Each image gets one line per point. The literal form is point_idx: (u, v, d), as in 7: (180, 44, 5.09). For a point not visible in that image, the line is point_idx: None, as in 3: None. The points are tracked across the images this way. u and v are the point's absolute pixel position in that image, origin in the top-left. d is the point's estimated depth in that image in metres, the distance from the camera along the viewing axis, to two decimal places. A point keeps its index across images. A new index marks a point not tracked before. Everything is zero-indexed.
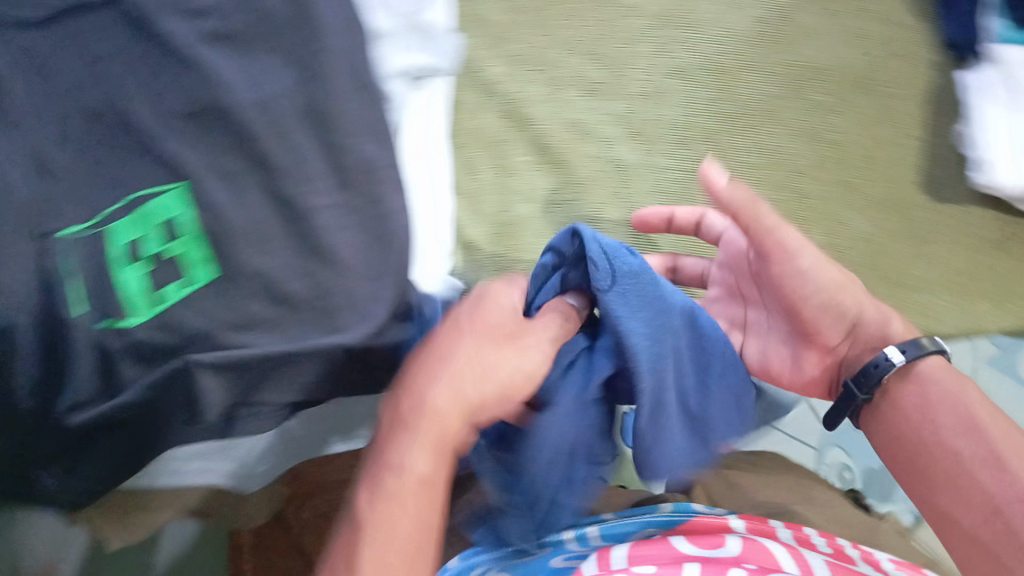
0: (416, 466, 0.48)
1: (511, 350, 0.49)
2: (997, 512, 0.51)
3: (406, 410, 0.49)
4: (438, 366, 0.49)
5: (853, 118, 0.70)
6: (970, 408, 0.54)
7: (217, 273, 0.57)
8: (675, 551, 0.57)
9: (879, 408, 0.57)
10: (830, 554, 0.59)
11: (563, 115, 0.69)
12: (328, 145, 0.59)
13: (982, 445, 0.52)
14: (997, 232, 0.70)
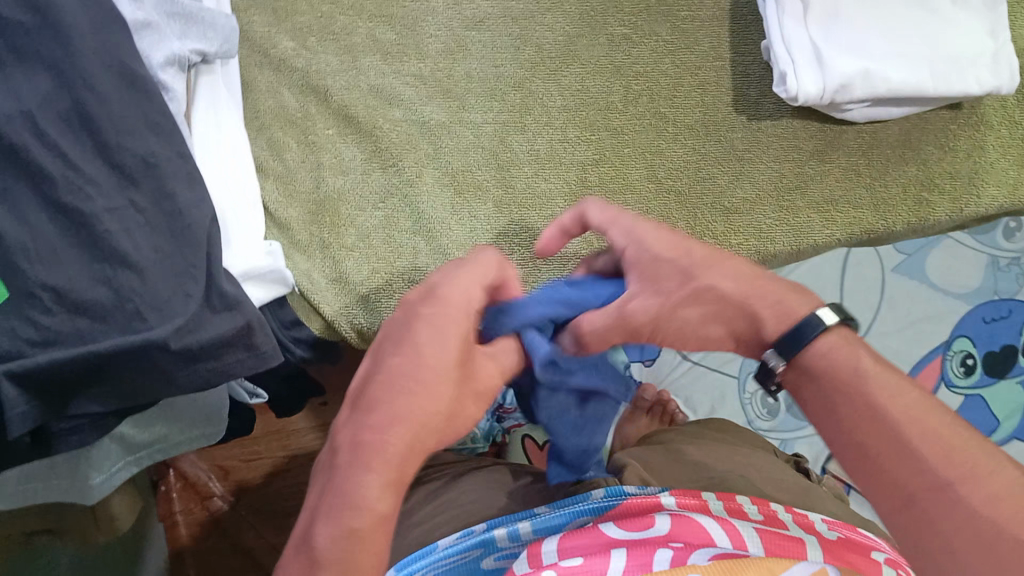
0: (368, 499, 0.40)
1: (445, 360, 0.49)
2: (908, 502, 0.43)
3: (362, 446, 0.41)
4: (410, 381, 0.43)
5: (655, 48, 0.72)
6: (856, 367, 0.47)
7: (7, 294, 0.54)
8: (602, 539, 0.50)
9: (793, 384, 0.49)
10: (761, 522, 0.54)
11: (366, 81, 0.70)
12: (102, 146, 0.58)
13: (883, 425, 0.45)
14: (815, 141, 0.70)
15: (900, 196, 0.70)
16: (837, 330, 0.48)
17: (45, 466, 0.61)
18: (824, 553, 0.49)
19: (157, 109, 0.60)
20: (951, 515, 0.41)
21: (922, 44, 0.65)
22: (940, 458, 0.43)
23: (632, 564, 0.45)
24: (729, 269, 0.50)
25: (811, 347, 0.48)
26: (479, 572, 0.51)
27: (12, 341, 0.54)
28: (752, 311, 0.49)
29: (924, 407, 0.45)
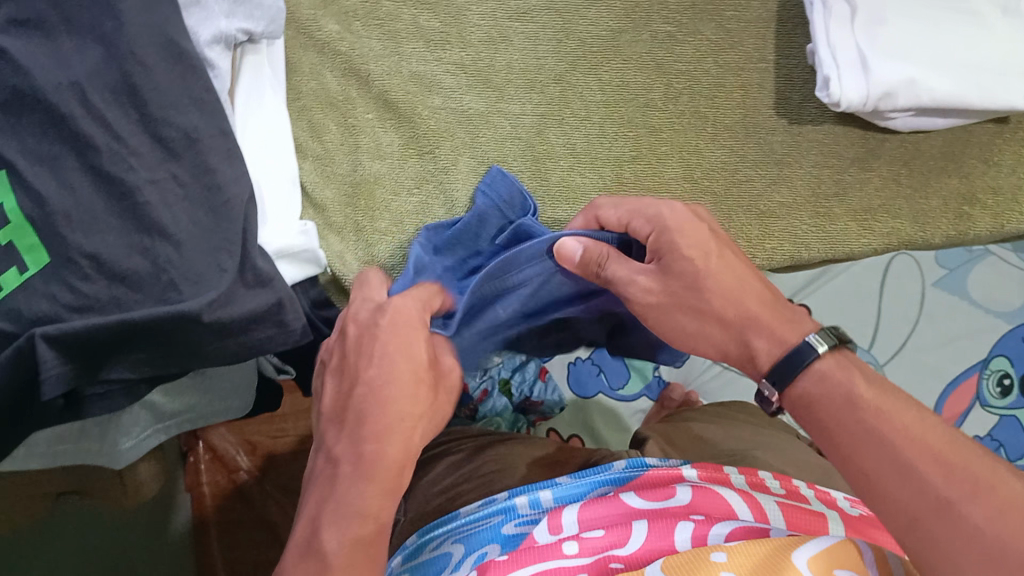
0: (369, 507, 0.50)
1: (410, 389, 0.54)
2: (913, 523, 0.44)
3: (364, 462, 0.51)
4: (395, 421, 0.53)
5: (698, 46, 0.71)
6: (848, 394, 0.49)
7: (47, 259, 0.56)
8: (627, 511, 0.53)
9: (795, 402, 0.52)
10: (783, 495, 0.57)
11: (407, 67, 0.70)
12: (147, 120, 0.59)
13: (887, 453, 0.46)
14: (856, 148, 0.70)
15: (940, 208, 0.69)
16: (831, 355, 0.51)
17: (79, 428, 0.62)
18: (843, 527, 0.54)
19: (201, 87, 0.61)
20: (954, 530, 0.42)
21: (968, 54, 0.64)
22: (943, 480, 0.44)
23: (653, 535, 0.49)
24: (746, 284, 0.54)
25: (810, 368, 0.51)
26: (498, 538, 0.53)
27: (52, 305, 0.56)
28: (748, 337, 0.53)
29: (921, 427, 0.47)
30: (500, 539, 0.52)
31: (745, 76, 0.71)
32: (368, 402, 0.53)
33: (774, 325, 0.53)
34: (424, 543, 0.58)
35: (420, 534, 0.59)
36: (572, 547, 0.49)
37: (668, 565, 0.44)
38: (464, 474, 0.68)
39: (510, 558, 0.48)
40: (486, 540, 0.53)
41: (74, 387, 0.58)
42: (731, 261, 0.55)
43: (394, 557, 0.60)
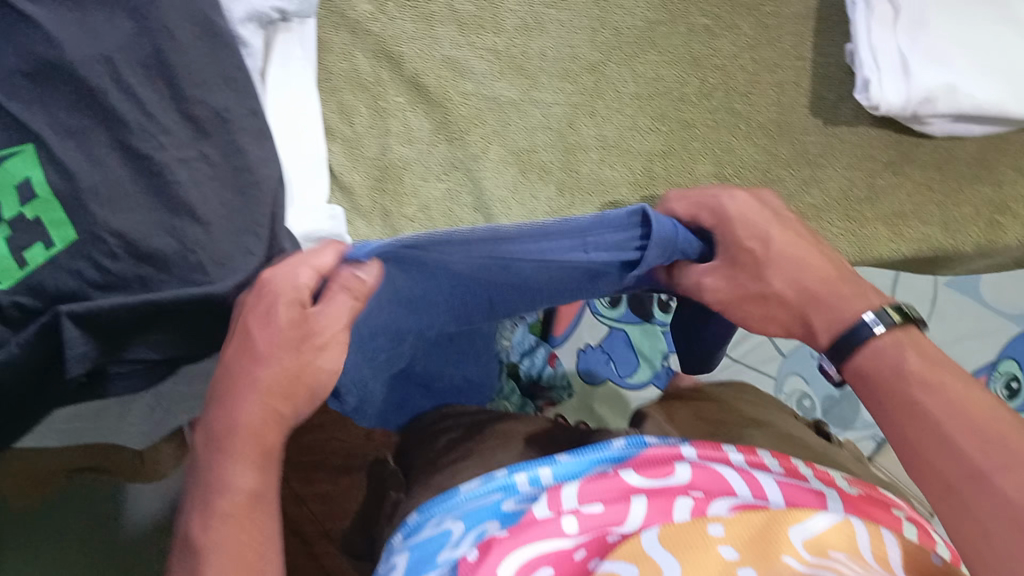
0: (234, 479, 0.46)
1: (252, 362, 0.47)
2: (949, 489, 0.40)
3: (219, 436, 0.47)
4: (244, 388, 0.47)
5: (735, 41, 0.71)
6: (899, 367, 0.45)
7: (74, 235, 0.55)
8: (623, 486, 0.45)
9: (855, 370, 0.47)
10: (783, 472, 0.50)
11: (440, 52, 0.69)
12: (178, 98, 0.58)
13: (928, 419, 0.42)
14: (889, 151, 0.69)
15: (969, 214, 0.68)
16: (891, 331, 0.46)
17: (101, 405, 0.62)
18: (842, 505, 0.46)
19: (234, 65, 0.60)
20: (989, 501, 0.38)
21: (1011, 63, 0.64)
22: (982, 448, 0.40)
23: (654, 511, 0.43)
24: (804, 261, 0.50)
25: (861, 348, 0.47)
26: (498, 515, 0.46)
27: (76, 282, 0.56)
28: (809, 316, 0.50)
29: (969, 395, 0.42)
30: (500, 518, 0.46)
31: (780, 73, 0.70)
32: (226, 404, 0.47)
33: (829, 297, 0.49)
34: (423, 520, 0.50)
35: (420, 508, 0.52)
36: (571, 525, 0.43)
37: (664, 532, 0.39)
38: (461, 453, 0.64)
39: (509, 535, 0.41)
40: (484, 515, 0.46)
41: (97, 365, 0.58)
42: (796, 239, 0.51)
43: (393, 536, 0.53)
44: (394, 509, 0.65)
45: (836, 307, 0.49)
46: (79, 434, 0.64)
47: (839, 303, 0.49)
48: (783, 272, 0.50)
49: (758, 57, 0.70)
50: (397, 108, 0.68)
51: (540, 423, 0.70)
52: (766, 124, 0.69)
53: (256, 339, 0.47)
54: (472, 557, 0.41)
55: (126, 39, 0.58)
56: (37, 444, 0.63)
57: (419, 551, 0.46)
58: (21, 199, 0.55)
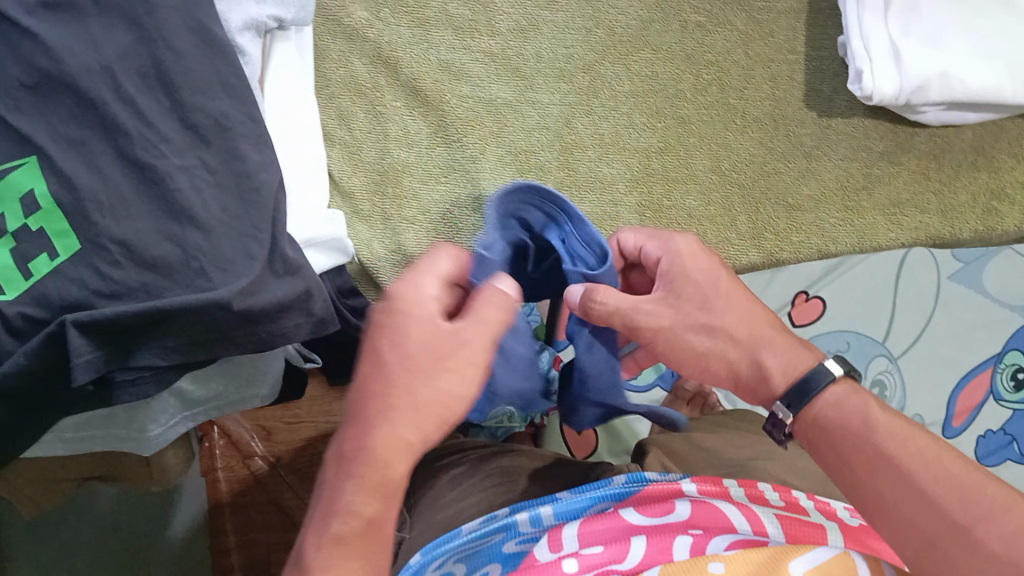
0: (354, 505, 0.42)
1: (378, 379, 0.44)
2: (932, 547, 0.43)
3: (343, 458, 0.43)
4: (380, 409, 0.43)
5: (728, 37, 0.71)
6: (864, 416, 0.48)
7: (77, 245, 0.56)
8: (624, 525, 0.51)
9: (808, 419, 0.50)
10: (782, 506, 0.55)
11: (436, 56, 0.70)
12: (178, 106, 0.59)
13: (900, 473, 0.45)
14: (885, 141, 0.69)
15: (965, 201, 0.69)
16: (841, 381, 0.50)
17: (109, 414, 0.62)
18: (842, 538, 0.52)
19: (232, 72, 0.61)
20: (971, 556, 0.42)
21: (1003, 49, 0.64)
22: (958, 504, 0.44)
23: (654, 548, 0.48)
24: (749, 306, 0.53)
25: (817, 397, 0.50)
26: (500, 557, 0.51)
27: (80, 290, 0.56)
28: (759, 354, 0.52)
29: (934, 450, 0.46)
30: (502, 559, 0.51)
31: (774, 66, 0.71)
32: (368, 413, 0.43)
33: (783, 347, 0.52)
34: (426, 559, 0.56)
35: (421, 551, 0.55)
36: (570, 565, 0.47)
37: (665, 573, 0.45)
38: (466, 488, 0.67)
39: None
40: (486, 559, 0.51)
41: (104, 373, 0.58)
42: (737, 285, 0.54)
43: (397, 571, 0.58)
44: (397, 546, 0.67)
45: (792, 344, 0.53)
46: (89, 443, 0.64)
47: (798, 347, 0.52)
48: (729, 315, 0.52)
49: (750, 51, 0.71)
50: (395, 112, 0.69)
51: (541, 457, 0.73)
52: (761, 119, 0.70)
53: (386, 361, 0.44)
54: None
55: (125, 50, 0.59)
56: (47, 452, 0.63)
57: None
58: (25, 212, 0.56)
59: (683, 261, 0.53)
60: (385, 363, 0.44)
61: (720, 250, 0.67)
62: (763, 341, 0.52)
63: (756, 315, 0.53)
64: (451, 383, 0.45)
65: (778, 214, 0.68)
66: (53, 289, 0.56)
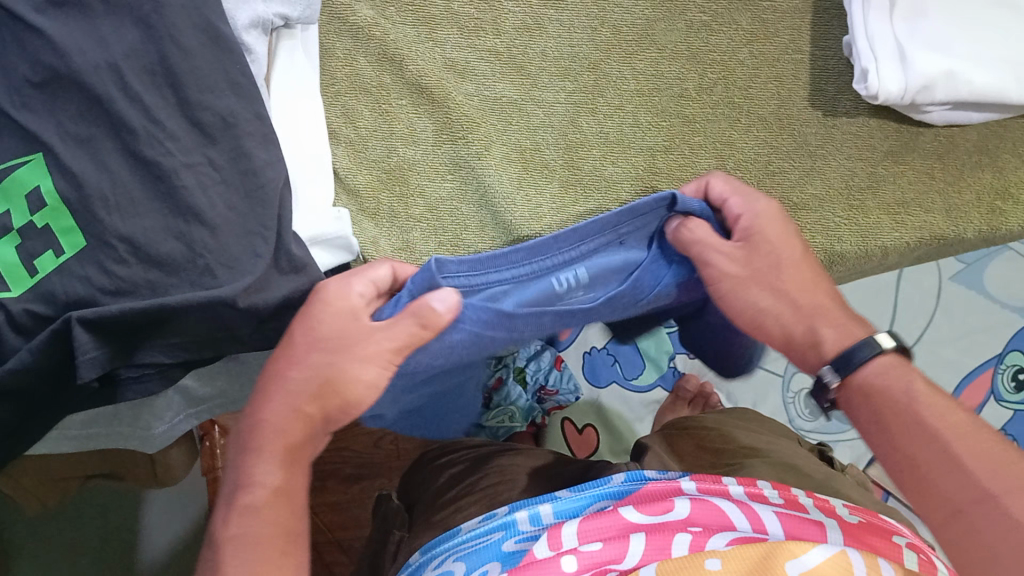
0: (260, 477, 0.52)
1: (291, 369, 0.53)
2: (957, 514, 0.45)
3: (249, 431, 0.53)
4: (279, 393, 0.53)
5: (733, 36, 0.71)
6: (907, 388, 0.50)
7: (83, 242, 0.56)
8: (623, 524, 0.51)
9: (851, 393, 0.52)
10: (782, 505, 0.55)
11: (441, 54, 0.70)
12: (184, 104, 0.59)
13: (936, 445, 0.47)
14: (891, 141, 0.69)
15: (970, 200, 0.69)
16: (890, 354, 0.52)
17: (113, 412, 0.63)
18: (841, 536, 0.51)
19: (239, 70, 0.60)
20: (996, 523, 0.43)
21: (1006, 50, 0.64)
22: (989, 475, 0.45)
23: (651, 548, 0.48)
24: (815, 278, 0.56)
25: (861, 367, 0.51)
26: (500, 556, 0.51)
27: (86, 288, 0.56)
28: (817, 326, 0.54)
29: (969, 424, 0.48)
30: (501, 558, 0.51)
31: (780, 65, 0.71)
32: (266, 389, 0.53)
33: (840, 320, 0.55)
34: (428, 559, 0.57)
35: (424, 551, 0.58)
36: (570, 563, 0.48)
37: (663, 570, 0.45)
38: (464, 487, 0.68)
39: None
40: (487, 558, 0.51)
41: (110, 369, 0.58)
42: (809, 261, 0.57)
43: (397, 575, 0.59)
44: (397, 547, 0.67)
45: (851, 320, 0.55)
46: (92, 440, 0.65)
47: (857, 321, 0.55)
48: (797, 285, 0.56)
49: (756, 50, 0.71)
50: (401, 111, 0.69)
51: (543, 456, 0.73)
52: (766, 117, 0.70)
53: (295, 346, 0.53)
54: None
55: (132, 47, 0.59)
56: (51, 450, 0.64)
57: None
58: (30, 208, 0.56)
59: (759, 223, 0.57)
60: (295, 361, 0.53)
61: None
62: (824, 314, 0.55)
63: (824, 289, 0.56)
64: (364, 372, 0.53)
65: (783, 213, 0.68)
66: (60, 287, 0.56)
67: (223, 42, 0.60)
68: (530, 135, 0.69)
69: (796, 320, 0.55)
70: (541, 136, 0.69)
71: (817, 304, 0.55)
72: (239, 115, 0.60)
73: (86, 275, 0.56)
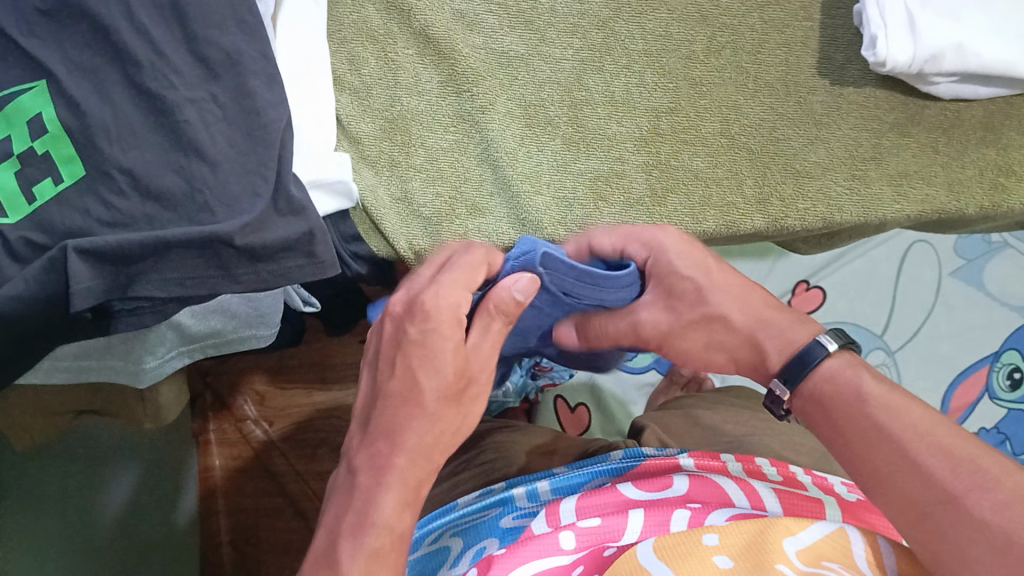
0: (387, 517, 0.44)
1: (423, 412, 0.47)
2: (923, 515, 0.43)
3: (377, 471, 0.45)
4: (398, 402, 0.47)
5: (745, 1, 0.71)
6: (857, 387, 0.49)
7: (82, 172, 0.56)
8: (622, 499, 0.51)
9: (798, 408, 0.52)
10: (781, 481, 0.55)
11: (450, 6, 0.70)
12: (190, 39, 0.59)
13: (891, 447, 0.46)
14: (895, 113, 0.69)
15: (973, 175, 0.68)
16: (841, 355, 0.51)
17: (110, 342, 0.63)
18: (840, 512, 0.51)
19: (246, 7, 0.60)
20: (960, 522, 0.42)
21: (1017, 23, 0.64)
22: (948, 472, 0.44)
23: (650, 524, 0.47)
24: (740, 290, 0.56)
25: (816, 370, 0.51)
26: (497, 532, 0.51)
27: (85, 220, 0.56)
28: (762, 338, 0.54)
29: (930, 421, 0.46)
30: (498, 535, 0.51)
31: (788, 32, 0.70)
32: (393, 428, 0.46)
33: (782, 327, 0.54)
34: (422, 534, 0.56)
35: (419, 526, 0.57)
36: (568, 540, 0.47)
37: (660, 545, 0.43)
38: (461, 465, 0.68)
39: (507, 554, 0.46)
40: (485, 534, 0.51)
41: (104, 301, 0.57)
42: (727, 274, 0.57)
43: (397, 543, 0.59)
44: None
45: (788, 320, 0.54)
46: (87, 372, 0.64)
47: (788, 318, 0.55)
48: (726, 300, 0.55)
49: (765, 15, 0.71)
50: (407, 61, 0.68)
51: (542, 434, 0.73)
52: (773, 83, 0.69)
53: (398, 373, 0.48)
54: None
55: None
56: (47, 379, 0.63)
57: (422, 567, 0.53)
58: (31, 134, 0.56)
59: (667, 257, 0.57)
60: (423, 411, 0.47)
61: (724, 213, 0.67)
62: (767, 321, 0.54)
63: (765, 308, 0.55)
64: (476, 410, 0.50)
65: (785, 179, 0.68)
66: (56, 216, 0.55)
67: None
68: (535, 92, 0.69)
69: (738, 338, 0.55)
70: (545, 93, 0.69)
71: (753, 314, 0.55)
72: (244, 54, 0.60)
73: (84, 205, 0.56)
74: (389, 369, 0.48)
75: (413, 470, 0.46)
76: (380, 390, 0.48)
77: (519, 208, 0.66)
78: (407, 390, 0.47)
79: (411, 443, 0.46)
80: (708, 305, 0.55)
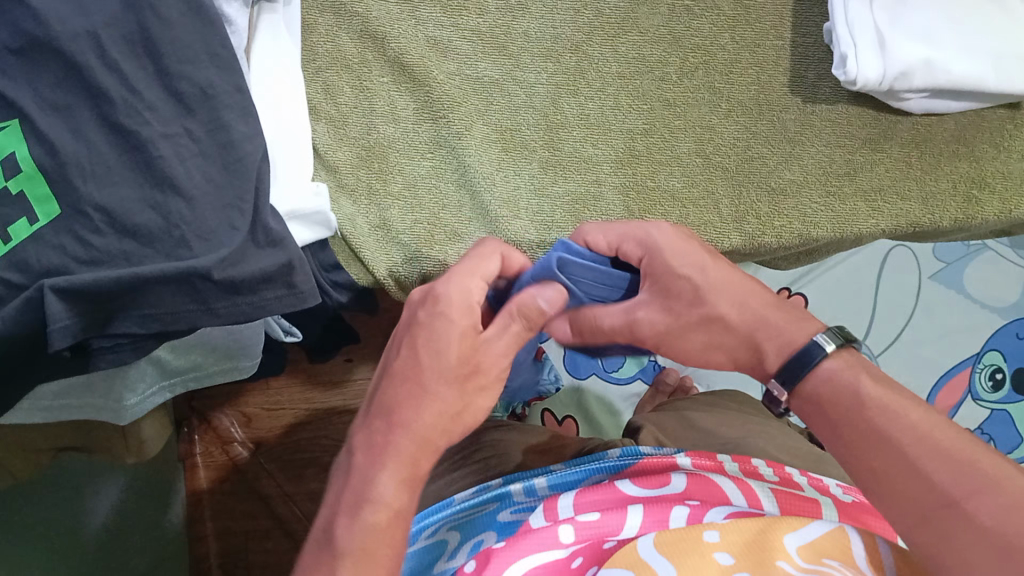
0: (385, 495, 0.45)
1: (424, 397, 0.47)
2: (923, 520, 0.43)
3: (377, 447, 0.46)
4: (404, 381, 0.47)
5: (715, 21, 0.71)
6: (856, 391, 0.48)
7: (58, 211, 0.56)
8: (619, 496, 0.51)
9: (800, 409, 0.51)
10: (777, 481, 0.56)
11: (424, 32, 0.70)
12: (163, 73, 0.59)
13: (893, 450, 0.45)
14: (869, 128, 0.70)
15: (947, 189, 0.69)
16: (840, 355, 0.50)
17: (92, 379, 0.62)
18: (836, 513, 0.52)
19: (219, 41, 0.60)
20: (964, 528, 0.42)
21: (986, 38, 0.65)
22: (950, 477, 0.43)
23: (649, 520, 0.47)
24: (738, 283, 0.53)
25: (813, 373, 0.50)
26: (495, 526, 0.51)
27: (61, 258, 0.56)
28: (760, 343, 0.52)
29: (929, 423, 0.46)
30: (497, 528, 0.51)
31: (760, 51, 0.71)
32: (393, 407, 0.47)
33: (780, 326, 0.52)
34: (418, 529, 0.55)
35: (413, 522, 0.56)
36: (567, 534, 0.47)
37: (659, 541, 0.43)
38: (457, 460, 0.67)
39: (507, 547, 0.46)
40: (482, 528, 0.51)
41: (81, 339, 0.57)
42: (721, 263, 0.53)
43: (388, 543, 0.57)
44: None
45: (783, 317, 0.52)
46: (69, 409, 0.64)
47: (788, 316, 0.52)
48: (722, 297, 0.52)
49: (737, 35, 0.71)
50: (382, 90, 0.69)
51: (542, 433, 0.72)
52: (746, 102, 0.70)
53: (402, 355, 0.48)
54: (472, 567, 0.46)
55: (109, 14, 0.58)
56: (28, 420, 0.63)
57: (417, 558, 0.52)
58: (5, 175, 0.55)
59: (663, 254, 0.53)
60: (424, 391, 0.47)
61: (702, 232, 0.67)
62: (761, 322, 0.52)
63: (756, 304, 0.52)
64: (485, 397, 0.49)
65: (760, 197, 0.68)
66: (32, 255, 0.55)
67: (203, 13, 0.60)
68: (511, 118, 0.69)
69: (738, 340, 0.52)
70: (522, 118, 0.69)
71: (749, 310, 0.52)
72: (217, 87, 0.60)
73: (61, 244, 0.56)
74: (393, 351, 0.49)
75: (416, 447, 0.46)
76: (384, 371, 0.49)
77: (498, 233, 0.67)
78: (411, 369, 0.47)
79: (414, 420, 0.47)
80: (708, 306, 0.52)
